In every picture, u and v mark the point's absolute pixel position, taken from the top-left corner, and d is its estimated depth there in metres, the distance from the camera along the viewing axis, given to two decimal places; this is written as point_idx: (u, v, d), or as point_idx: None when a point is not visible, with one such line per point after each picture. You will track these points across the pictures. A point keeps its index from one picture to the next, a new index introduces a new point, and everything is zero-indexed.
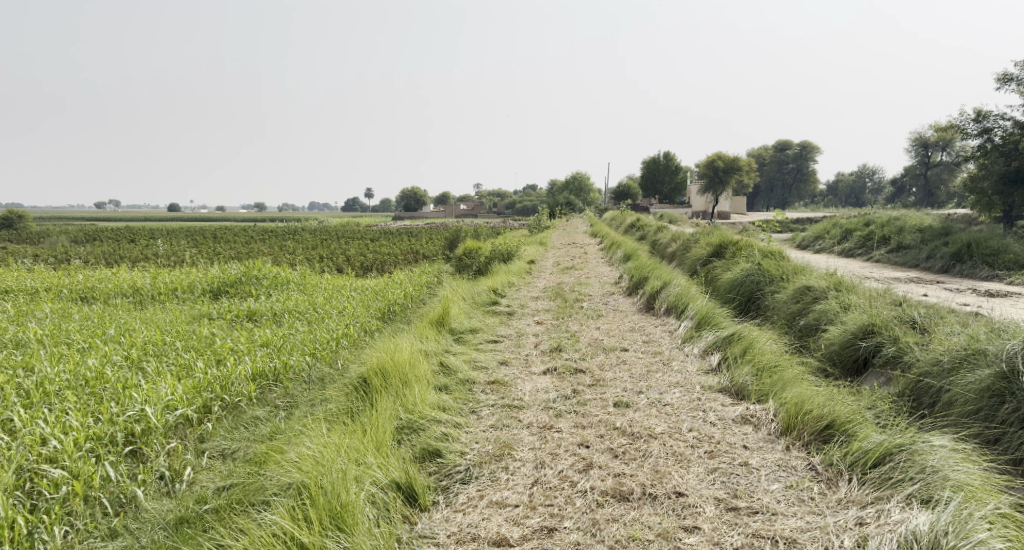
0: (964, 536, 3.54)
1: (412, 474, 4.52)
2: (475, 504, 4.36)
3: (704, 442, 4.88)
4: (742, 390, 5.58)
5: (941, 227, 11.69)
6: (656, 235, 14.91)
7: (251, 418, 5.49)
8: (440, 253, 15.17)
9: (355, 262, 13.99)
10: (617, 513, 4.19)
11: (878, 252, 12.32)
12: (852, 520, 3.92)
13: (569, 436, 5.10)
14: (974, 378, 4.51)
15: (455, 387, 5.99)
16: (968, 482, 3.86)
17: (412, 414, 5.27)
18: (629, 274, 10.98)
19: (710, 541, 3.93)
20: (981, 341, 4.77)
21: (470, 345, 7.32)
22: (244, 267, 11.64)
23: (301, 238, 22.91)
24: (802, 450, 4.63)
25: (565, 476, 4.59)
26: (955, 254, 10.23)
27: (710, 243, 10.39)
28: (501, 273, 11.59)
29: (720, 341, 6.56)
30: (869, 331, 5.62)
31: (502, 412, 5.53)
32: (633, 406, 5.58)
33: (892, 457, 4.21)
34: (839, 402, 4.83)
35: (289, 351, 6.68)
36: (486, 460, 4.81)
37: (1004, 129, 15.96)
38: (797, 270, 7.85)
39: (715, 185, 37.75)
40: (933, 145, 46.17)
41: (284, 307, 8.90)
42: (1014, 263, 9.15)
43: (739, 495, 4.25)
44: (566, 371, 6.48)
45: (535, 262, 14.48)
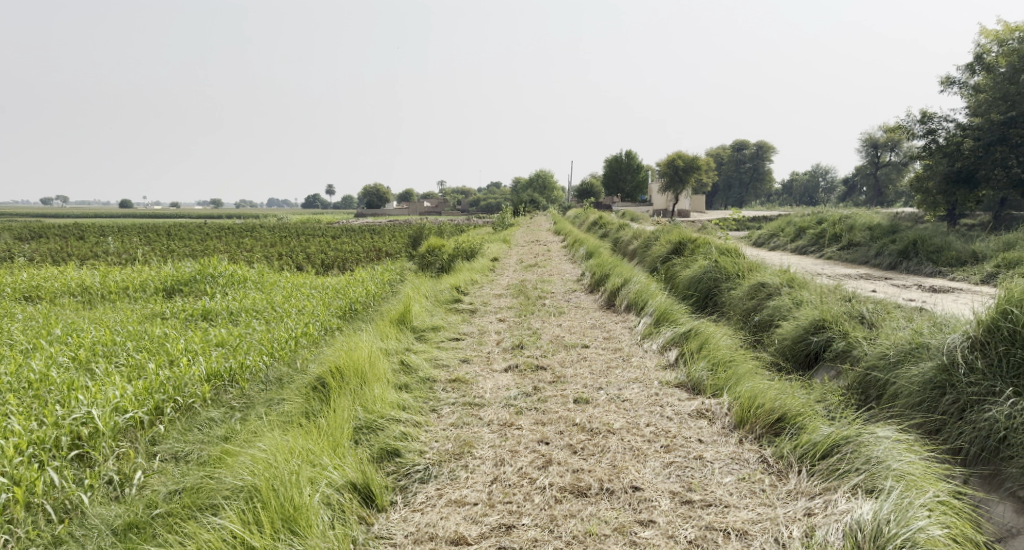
0: (905, 524, 3.65)
1: (369, 475, 4.46)
2: (434, 504, 4.34)
3: (661, 437, 4.95)
4: (699, 386, 5.69)
5: (889, 225, 12.11)
6: (618, 233, 15.06)
7: (205, 420, 5.34)
8: (402, 250, 15.04)
9: (315, 259, 13.74)
10: (575, 509, 4.22)
11: (830, 250, 12.67)
12: (801, 511, 4.02)
13: (529, 433, 5.11)
14: (917, 371, 4.66)
15: (416, 386, 5.94)
16: (910, 471, 3.98)
17: (371, 413, 5.20)
18: (591, 271, 11.07)
19: (665, 534, 3.98)
20: (924, 335, 4.95)
21: (432, 343, 7.27)
22: (200, 265, 11.33)
23: (259, 236, 22.39)
24: (753, 444, 4.75)
25: (524, 473, 4.60)
26: (902, 251, 10.59)
27: (670, 242, 10.55)
28: (464, 271, 11.56)
29: (678, 336, 6.67)
30: (820, 326, 5.78)
31: (463, 410, 5.52)
32: (592, 402, 5.63)
33: (839, 448, 4.33)
34: (789, 395, 4.95)
35: (245, 352, 6.51)
36: (445, 459, 4.79)
37: (947, 130, 16.62)
38: (753, 267, 8.00)
39: (676, 185, 38.34)
40: (882, 145, 47.84)
41: (241, 306, 8.70)
42: (957, 259, 9.52)
43: (694, 488, 4.33)
44: (527, 368, 6.50)
45: (499, 260, 14.44)
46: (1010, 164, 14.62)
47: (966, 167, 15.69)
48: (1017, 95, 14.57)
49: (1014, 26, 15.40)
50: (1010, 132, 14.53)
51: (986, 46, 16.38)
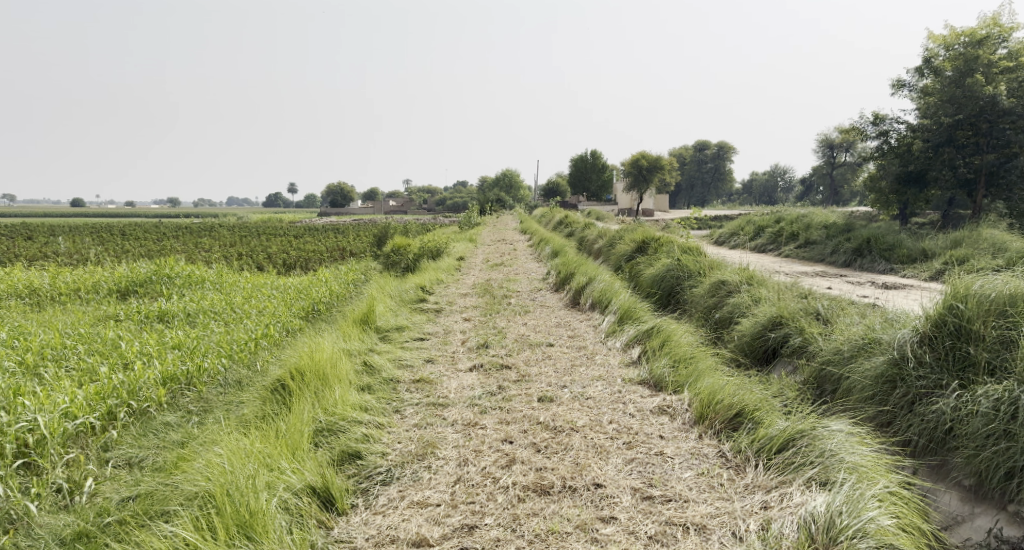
0: (857, 515, 3.74)
1: (329, 478, 4.39)
2: (396, 506, 4.30)
3: (623, 434, 4.99)
4: (660, 382, 5.75)
5: (844, 224, 12.44)
6: (584, 232, 15.14)
7: (161, 424, 5.18)
8: (367, 250, 14.86)
9: (277, 259, 13.48)
10: (537, 507, 4.22)
11: (788, 248, 12.96)
12: (757, 505, 4.09)
13: (492, 432, 5.09)
14: (870, 365, 4.79)
15: (379, 387, 5.87)
16: (862, 463, 4.08)
17: (332, 415, 5.12)
18: (556, 270, 11.11)
19: (626, 530, 4.01)
20: (877, 331, 5.09)
21: (396, 343, 7.19)
22: (155, 265, 11.02)
23: (218, 236, 21.85)
24: (713, 438, 4.83)
25: (488, 473, 4.58)
26: (857, 250, 10.88)
27: (634, 241, 10.64)
28: (430, 270, 11.48)
29: (641, 334, 6.75)
30: (777, 323, 5.91)
31: (427, 410, 5.47)
32: (556, 400, 5.65)
33: (794, 442, 4.42)
34: (747, 391, 5.05)
35: (203, 354, 6.34)
36: (408, 460, 4.74)
37: (899, 132, 17.17)
38: (714, 265, 8.13)
39: (640, 185, 38.74)
40: (838, 145, 49.20)
41: (199, 307, 8.48)
42: (909, 257, 9.83)
43: (654, 484, 4.38)
44: (492, 368, 6.48)
45: (465, 259, 14.37)
46: (957, 164, 15.17)
47: (916, 168, 16.24)
48: (963, 97, 14.76)
49: (959, 31, 15.97)
50: (957, 133, 15.07)
51: (934, 50, 16.96)
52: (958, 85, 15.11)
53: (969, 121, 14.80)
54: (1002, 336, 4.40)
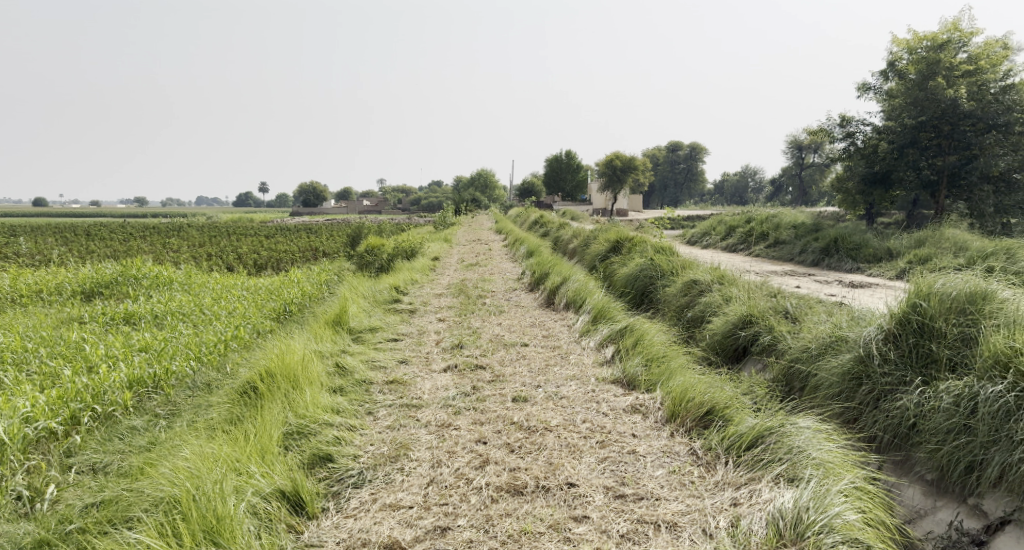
0: (823, 510, 3.80)
1: (299, 482, 4.32)
2: (368, 508, 4.26)
3: (596, 433, 5.01)
4: (634, 381, 5.79)
5: (812, 224, 12.67)
6: (559, 232, 15.18)
7: (126, 429, 5.06)
8: (341, 250, 14.70)
9: (248, 260, 13.27)
10: (510, 508, 4.21)
11: (759, 248, 13.16)
12: (727, 501, 4.13)
13: (466, 433, 5.07)
14: (837, 363, 4.88)
15: (351, 388, 5.80)
16: (829, 459, 4.14)
17: (302, 418, 5.04)
18: (531, 270, 11.12)
19: (598, 529, 4.02)
20: (843, 329, 5.18)
21: (369, 344, 7.12)
22: (121, 266, 10.75)
23: (188, 236, 21.43)
24: (684, 436, 4.87)
25: (461, 474, 4.56)
26: (824, 249, 11.09)
27: (608, 241, 10.70)
28: (404, 271, 11.40)
29: (615, 333, 6.79)
30: (747, 321, 6.00)
31: (400, 412, 5.43)
32: (530, 400, 5.65)
33: (763, 439, 4.48)
34: (717, 389, 5.11)
35: (171, 356, 6.19)
36: (380, 462, 4.70)
37: (865, 134, 17.56)
38: (686, 264, 8.21)
39: (614, 185, 38.98)
40: (806, 147, 50.16)
41: (167, 309, 8.30)
42: (875, 256, 10.05)
43: (626, 483, 4.40)
44: (466, 368, 6.46)
45: (440, 260, 14.30)
46: (921, 166, 15.57)
47: (882, 169, 16.62)
48: (926, 100, 15.13)
49: (922, 35, 16.37)
50: (920, 136, 15.46)
51: (898, 54, 17.37)
52: (921, 88, 15.48)
53: (932, 123, 15.17)
54: (962, 333, 4.51)
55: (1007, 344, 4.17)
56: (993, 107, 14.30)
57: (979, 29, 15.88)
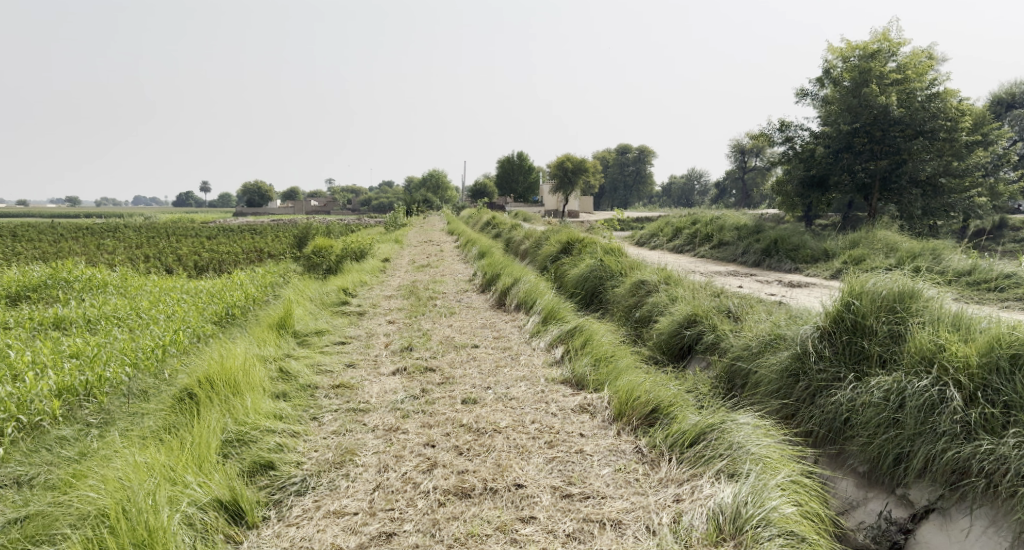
0: (760, 504, 3.90)
1: (238, 490, 4.19)
2: (311, 516, 4.15)
3: (545, 433, 5.03)
4: (582, 381, 5.84)
5: (754, 225, 13.08)
6: (510, 234, 15.22)
7: (55, 439, 4.80)
8: (287, 251, 14.36)
9: (188, 261, 12.83)
10: (457, 511, 4.18)
11: (703, 249, 13.50)
12: (670, 498, 4.20)
13: (414, 436, 5.01)
14: (775, 360, 5.04)
15: (295, 393, 5.66)
16: (767, 455, 4.25)
17: (243, 425, 4.89)
18: (482, 272, 11.11)
19: (545, 529, 4.03)
20: (782, 327, 5.36)
21: (315, 348, 6.96)
22: (50, 268, 10.21)
23: (123, 237, 20.58)
24: (630, 434, 4.94)
25: (408, 478, 4.49)
26: (765, 250, 11.44)
27: (559, 242, 10.78)
28: (353, 273, 11.21)
29: (564, 334, 6.83)
30: (692, 321, 6.13)
31: (347, 416, 5.32)
32: (480, 402, 5.62)
33: (705, 436, 4.58)
34: (662, 387, 5.20)
35: (105, 363, 5.89)
36: (325, 468, 4.59)
37: (802, 139, 18.25)
38: (634, 265, 8.34)
39: (564, 186, 39.39)
40: (748, 151, 51.81)
41: (100, 313, 7.93)
42: (812, 257, 10.43)
43: (573, 482, 4.44)
44: (416, 371, 6.38)
45: (390, 261, 14.13)
46: (855, 170, 16.26)
47: (819, 173, 17.30)
48: (860, 106, 15.65)
49: (854, 44, 17.10)
50: (854, 141, 16.14)
51: (832, 61, 18.10)
52: (855, 95, 16.00)
53: (864, 128, 15.80)
54: (891, 330, 4.70)
55: (931, 340, 4.40)
56: (920, 115, 15.08)
57: (907, 40, 16.68)
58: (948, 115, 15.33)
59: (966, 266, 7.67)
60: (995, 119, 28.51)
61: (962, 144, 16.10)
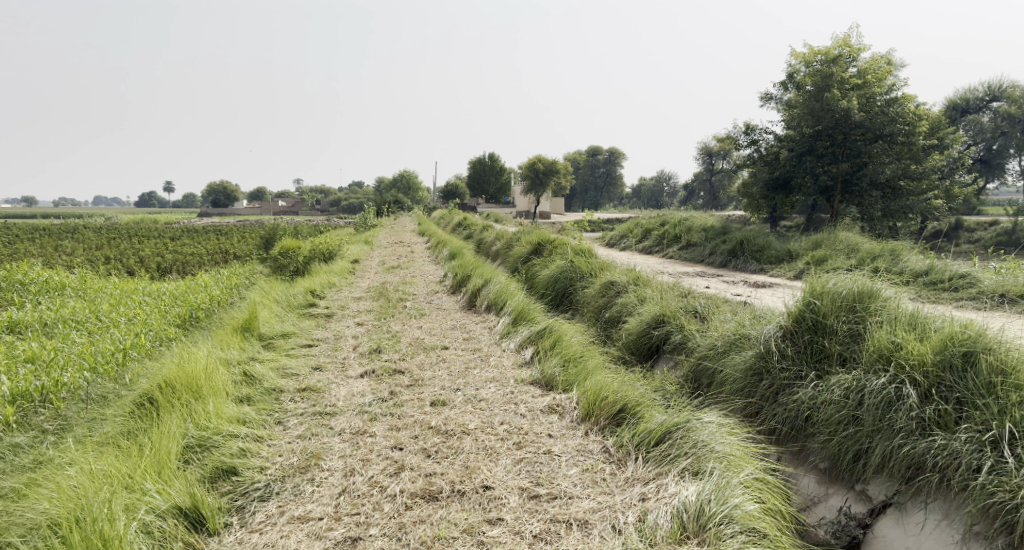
0: (723, 502, 3.94)
1: (199, 497, 4.10)
2: (274, 522, 4.08)
3: (513, 435, 5.03)
4: (551, 381, 5.85)
5: (721, 227, 13.26)
6: (481, 235, 15.19)
7: (8, 447, 4.64)
8: (254, 252, 14.13)
9: (151, 263, 12.53)
10: (424, 514, 4.15)
11: (672, 250, 13.65)
12: (636, 497, 4.23)
13: (382, 440, 4.96)
14: (740, 359, 5.12)
15: (260, 397, 5.56)
16: (731, 452, 4.31)
17: (205, 430, 4.78)
18: (452, 273, 11.07)
19: (511, 531, 4.02)
20: (747, 327, 5.45)
21: (281, 350, 6.85)
22: (5, 271, 9.87)
23: (84, 238, 20.02)
24: (598, 434, 4.96)
25: (374, 482, 4.45)
26: (731, 251, 11.62)
27: (529, 243, 10.80)
28: (321, 274, 11.07)
29: (534, 335, 6.84)
30: (660, 321, 6.19)
31: (313, 420, 5.25)
32: (449, 404, 5.60)
33: (670, 435, 4.63)
34: (630, 387, 5.24)
35: (62, 367, 5.71)
36: (289, 473, 4.52)
37: (767, 142, 18.60)
38: (604, 266, 8.39)
39: (535, 188, 39.46)
40: (716, 153, 52.63)
41: (57, 316, 7.69)
42: (777, 257, 10.62)
43: (541, 483, 4.44)
44: (384, 373, 6.32)
45: (360, 263, 13.99)
46: (818, 172, 16.63)
47: (783, 175, 17.66)
48: (822, 110, 16.00)
49: (816, 50, 17.47)
50: (817, 144, 16.52)
51: (796, 66, 18.47)
52: (817, 99, 16.39)
53: (827, 132, 16.16)
54: (851, 329, 4.81)
55: (889, 339, 4.51)
56: (879, 119, 15.49)
57: (866, 46, 17.10)
58: (905, 119, 15.77)
59: (922, 266, 7.89)
60: (950, 123, 29.46)
61: (920, 147, 16.57)
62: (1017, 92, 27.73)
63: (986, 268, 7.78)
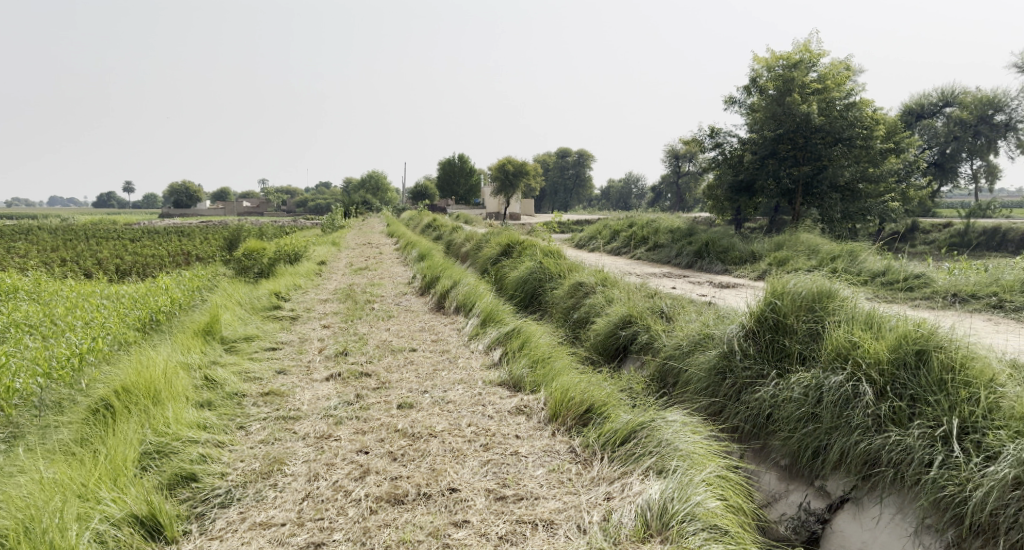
0: (686, 499, 3.98)
1: (156, 505, 3.99)
2: (235, 529, 4.00)
3: (481, 436, 5.01)
4: (519, 383, 5.86)
5: (687, 228, 13.45)
6: (450, 236, 15.14)
7: None
8: (217, 254, 13.83)
9: (109, 265, 12.17)
10: (389, 518, 4.11)
11: (640, 251, 13.80)
12: (601, 496, 4.26)
13: (347, 443, 4.90)
14: (704, 359, 5.20)
15: (221, 402, 5.44)
16: (694, 450, 4.36)
17: (163, 436, 4.66)
18: (421, 275, 11.01)
19: (477, 533, 4.01)
20: (711, 327, 5.53)
21: (244, 354, 6.72)
22: None
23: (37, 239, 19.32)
24: (565, 435, 4.99)
25: (339, 486, 4.39)
26: (697, 252, 11.79)
27: (498, 245, 10.80)
28: (287, 276, 10.90)
29: (502, 337, 6.83)
30: (627, 322, 6.25)
31: (276, 425, 5.16)
32: (416, 406, 5.56)
33: (635, 434, 4.67)
34: (596, 387, 5.27)
35: (13, 374, 5.51)
36: (251, 479, 4.43)
37: (731, 144, 18.93)
38: (572, 267, 8.43)
39: (506, 190, 39.51)
40: (683, 156, 53.42)
41: (9, 320, 7.41)
42: (740, 258, 10.81)
43: (507, 484, 4.44)
44: (350, 376, 6.25)
45: (326, 264, 13.81)
46: (781, 175, 16.98)
47: (747, 178, 18.00)
48: (783, 114, 16.35)
49: (778, 55, 17.84)
50: (778, 147, 16.89)
51: (758, 71, 18.84)
52: (779, 103, 16.74)
53: (788, 135, 16.52)
54: (810, 329, 4.91)
55: (847, 338, 4.62)
56: (838, 123, 15.89)
57: (826, 51, 17.52)
58: (864, 124, 16.20)
59: (879, 267, 8.11)
60: (906, 128, 30.40)
61: (877, 151, 17.04)
62: (969, 98, 28.76)
63: (939, 268, 8.04)
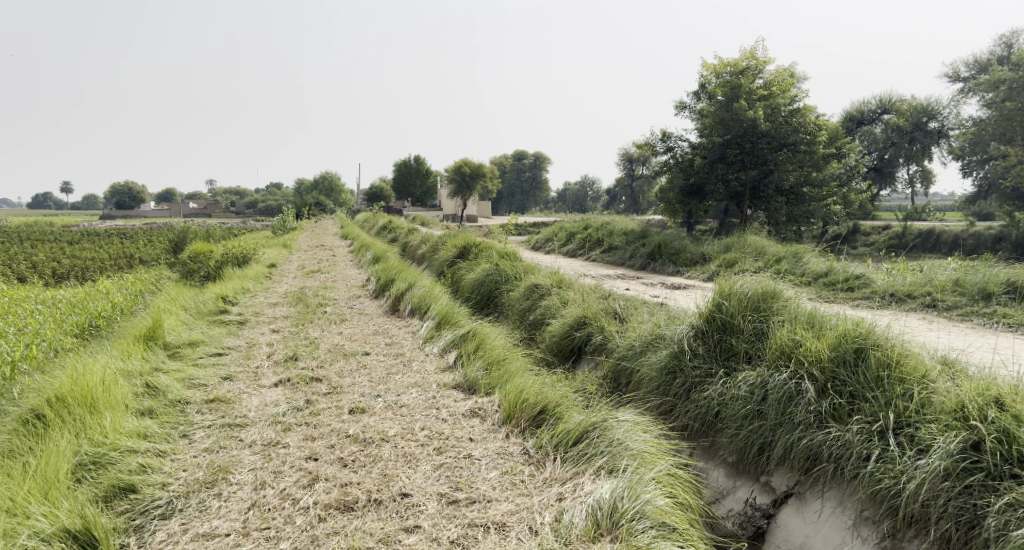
0: (635, 498, 4.03)
1: (91, 518, 3.81)
2: (176, 541, 3.86)
3: (434, 440, 4.97)
4: (474, 385, 5.83)
5: (640, 231, 13.66)
6: (405, 238, 15.01)
7: None
8: (162, 257, 13.36)
9: (44, 269, 11.62)
10: (339, 525, 4.03)
11: (594, 253, 13.95)
12: (554, 497, 4.27)
13: (296, 450, 4.79)
14: (655, 359, 5.29)
15: (164, 410, 5.25)
16: (644, 449, 4.42)
17: (99, 446, 4.46)
18: (375, 277, 10.87)
19: (428, 538, 3.97)
20: (662, 327, 5.62)
21: (188, 360, 6.50)
22: None
23: None
24: (519, 436, 4.99)
25: (287, 495, 4.29)
26: (650, 254, 11.99)
27: (453, 247, 10.75)
28: (235, 279, 10.59)
29: (457, 339, 6.80)
30: (582, 323, 6.30)
31: (222, 432, 5.01)
32: (368, 411, 5.47)
33: (588, 434, 4.70)
34: (550, 389, 5.29)
35: None
36: (194, 489, 4.28)
37: (682, 148, 19.33)
38: (527, 269, 8.46)
39: (462, 192, 39.50)
40: (636, 159, 54.39)
41: None
42: (692, 260, 11.04)
43: (460, 487, 4.41)
44: (301, 381, 6.12)
45: (277, 267, 13.49)
46: (729, 179, 17.44)
47: (698, 181, 18.41)
48: (731, 120, 16.78)
49: (726, 62, 18.32)
50: (727, 152, 17.33)
51: (707, 77, 19.31)
52: (727, 109, 17.18)
53: (736, 140, 16.98)
54: (756, 328, 5.04)
55: (790, 337, 4.76)
56: (783, 129, 16.43)
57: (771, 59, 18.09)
58: (807, 129, 16.77)
59: (822, 267, 8.39)
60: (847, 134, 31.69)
61: (820, 156, 17.69)
62: (904, 106, 30.17)
63: (877, 268, 8.37)
